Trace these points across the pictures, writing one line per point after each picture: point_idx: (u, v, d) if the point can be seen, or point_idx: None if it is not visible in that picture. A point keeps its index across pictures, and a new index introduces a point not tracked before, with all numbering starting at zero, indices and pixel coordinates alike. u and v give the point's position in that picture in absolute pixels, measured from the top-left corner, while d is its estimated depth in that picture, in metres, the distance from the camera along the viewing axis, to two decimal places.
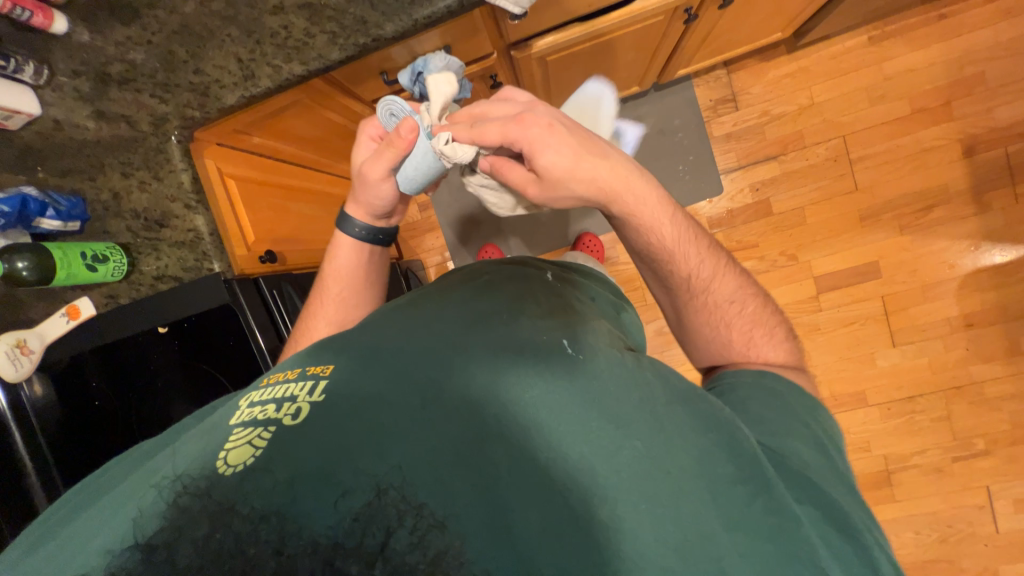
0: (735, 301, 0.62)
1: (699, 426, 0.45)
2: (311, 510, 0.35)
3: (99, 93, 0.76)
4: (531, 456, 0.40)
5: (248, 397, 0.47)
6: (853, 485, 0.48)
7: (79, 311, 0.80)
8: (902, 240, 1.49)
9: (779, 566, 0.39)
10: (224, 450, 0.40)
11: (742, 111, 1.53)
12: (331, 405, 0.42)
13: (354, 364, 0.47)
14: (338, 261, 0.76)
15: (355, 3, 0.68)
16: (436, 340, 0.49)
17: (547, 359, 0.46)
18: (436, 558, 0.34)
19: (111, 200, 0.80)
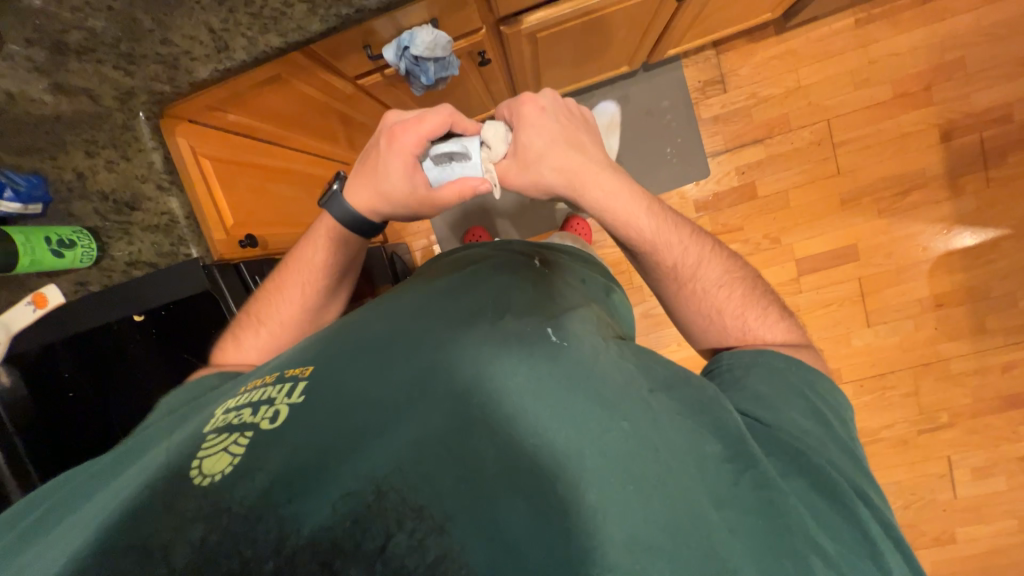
0: (725, 285, 0.62)
1: (685, 409, 0.45)
2: (308, 504, 0.35)
3: (55, 64, 0.68)
4: (519, 446, 0.39)
5: (223, 404, 0.47)
6: (851, 453, 0.48)
7: (46, 300, 0.76)
8: (880, 223, 1.52)
9: (776, 541, 0.38)
10: (198, 457, 0.40)
11: (730, 93, 1.53)
12: (312, 404, 0.42)
13: (334, 363, 0.46)
14: (316, 247, 0.70)
15: None
16: (421, 332, 0.48)
17: (531, 347, 0.46)
18: (437, 561, 0.33)
19: (76, 180, 0.76)
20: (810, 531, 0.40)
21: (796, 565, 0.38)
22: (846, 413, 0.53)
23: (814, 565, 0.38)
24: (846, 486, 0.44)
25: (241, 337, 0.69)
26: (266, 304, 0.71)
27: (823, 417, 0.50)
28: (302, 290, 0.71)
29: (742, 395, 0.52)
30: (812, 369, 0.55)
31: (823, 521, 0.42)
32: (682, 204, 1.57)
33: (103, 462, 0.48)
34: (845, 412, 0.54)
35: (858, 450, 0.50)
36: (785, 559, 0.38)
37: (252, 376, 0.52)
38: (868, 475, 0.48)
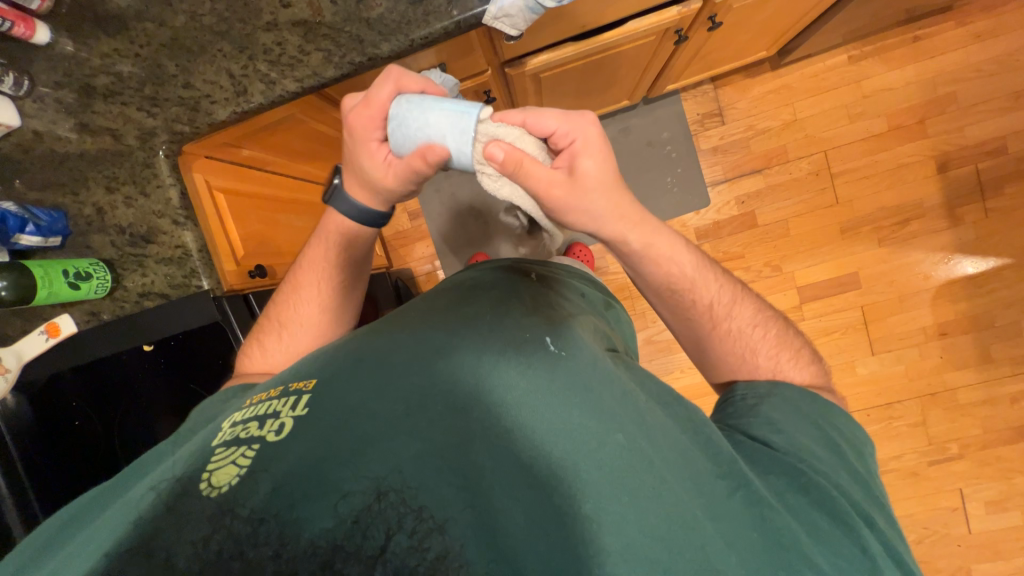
0: (757, 325, 0.63)
1: (678, 424, 0.46)
2: (307, 511, 0.35)
3: (83, 106, 0.75)
4: (516, 456, 0.40)
5: (231, 418, 0.46)
6: (859, 475, 0.48)
7: (59, 329, 0.78)
8: (880, 252, 1.54)
9: (770, 555, 0.39)
10: (208, 470, 0.39)
11: (728, 125, 1.57)
12: (317, 417, 0.42)
13: (337, 374, 0.46)
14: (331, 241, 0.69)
15: (351, 22, 0.68)
16: (423, 347, 0.49)
17: (529, 359, 0.47)
18: (436, 560, 0.34)
19: (95, 215, 0.77)
20: (806, 548, 0.40)
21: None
22: (862, 445, 0.52)
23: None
24: (850, 506, 0.44)
25: (263, 344, 0.68)
26: (284, 308, 0.70)
27: (835, 441, 0.50)
28: (321, 290, 0.69)
29: (754, 421, 0.52)
30: (835, 406, 0.55)
31: (827, 541, 0.41)
32: (683, 231, 1.59)
33: (118, 477, 0.48)
34: (864, 447, 0.52)
35: (879, 490, 0.48)
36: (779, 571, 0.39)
37: (261, 388, 0.51)
38: (878, 502, 0.47)
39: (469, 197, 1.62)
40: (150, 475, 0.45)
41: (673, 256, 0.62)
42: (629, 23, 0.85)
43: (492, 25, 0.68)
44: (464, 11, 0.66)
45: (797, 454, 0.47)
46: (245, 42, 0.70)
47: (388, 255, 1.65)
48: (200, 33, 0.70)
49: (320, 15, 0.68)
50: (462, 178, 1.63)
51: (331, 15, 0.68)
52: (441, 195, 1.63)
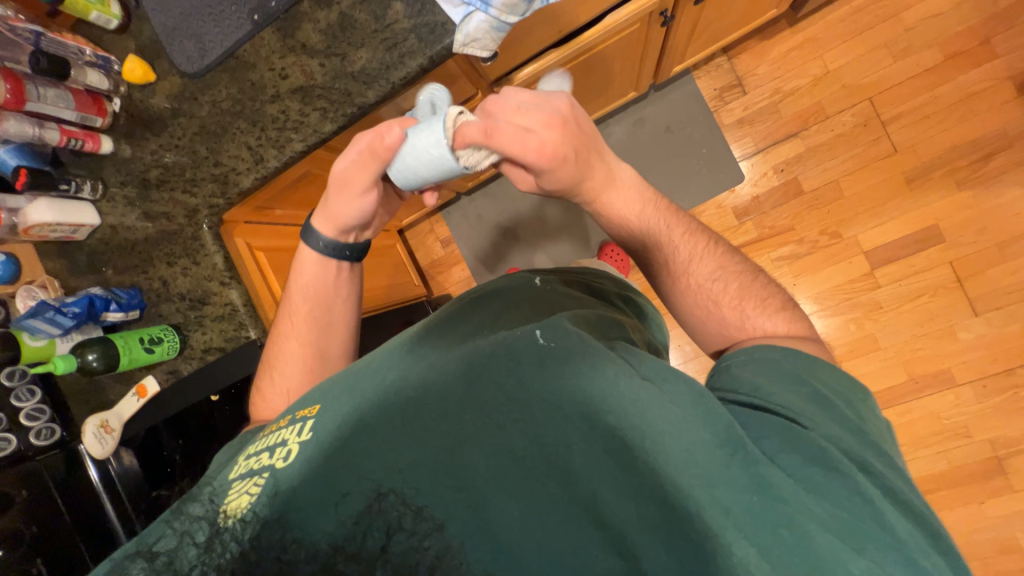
0: (718, 280, 0.58)
1: (678, 398, 0.41)
2: (314, 516, 0.40)
3: (143, 197, 0.88)
4: (503, 453, 0.40)
5: (245, 453, 0.49)
6: (860, 430, 0.44)
7: (145, 390, 0.90)
8: (962, 197, 1.34)
9: (769, 515, 0.36)
10: (224, 503, 0.42)
11: (751, 93, 1.47)
12: (320, 443, 0.44)
13: (337, 398, 0.48)
14: (301, 268, 0.73)
15: (339, 79, 0.74)
16: (415, 363, 0.49)
17: (516, 358, 0.44)
18: (437, 558, 0.37)
19: (161, 287, 0.90)
20: (805, 502, 0.37)
21: (795, 540, 0.35)
22: (855, 394, 0.47)
23: (817, 538, 0.35)
24: (843, 455, 0.40)
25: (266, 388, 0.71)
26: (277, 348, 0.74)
27: (820, 396, 0.45)
28: (304, 325, 0.72)
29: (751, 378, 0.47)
30: (813, 358, 0.49)
31: (827, 492, 0.38)
32: (721, 213, 1.49)
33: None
34: (852, 395, 0.47)
35: (888, 446, 0.44)
36: (782, 531, 0.35)
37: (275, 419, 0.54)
38: (879, 450, 0.42)
39: (494, 215, 1.66)
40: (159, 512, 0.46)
41: (629, 209, 0.62)
42: (607, 17, 0.85)
43: (464, 52, 0.71)
44: (435, 46, 0.69)
45: (790, 412, 0.43)
46: (257, 114, 0.79)
47: (427, 284, 1.72)
48: (222, 114, 0.81)
49: (313, 79, 0.75)
50: (486, 199, 1.67)
51: (322, 77, 0.75)
52: (468, 218, 1.69)
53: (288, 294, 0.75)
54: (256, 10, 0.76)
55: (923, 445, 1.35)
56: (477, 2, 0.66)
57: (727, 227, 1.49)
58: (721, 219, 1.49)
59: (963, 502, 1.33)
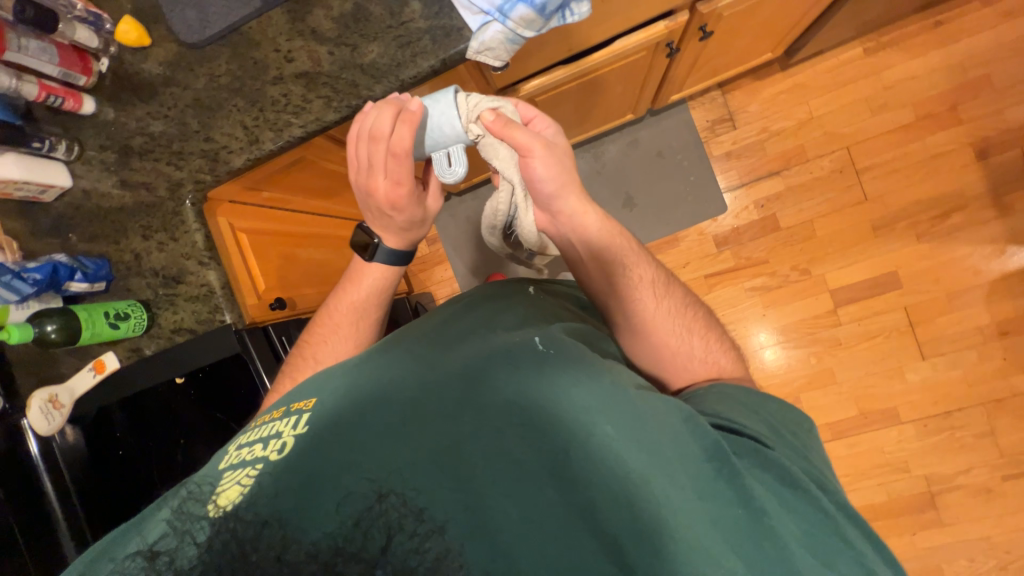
0: (686, 309, 0.65)
1: (667, 414, 0.44)
2: (310, 512, 0.37)
3: (123, 164, 0.83)
4: (506, 455, 0.40)
5: (231, 442, 0.46)
6: (821, 458, 0.48)
7: (104, 365, 0.86)
8: (920, 248, 1.44)
9: (750, 528, 0.39)
10: (213, 495, 0.39)
11: (741, 129, 1.53)
12: (317, 435, 0.42)
13: (333, 391, 0.47)
14: (363, 285, 0.74)
15: (347, 69, 0.73)
16: (415, 360, 0.49)
17: (519, 364, 0.46)
18: (436, 561, 0.36)
19: (133, 260, 0.85)
20: (781, 519, 0.40)
21: (770, 552, 0.38)
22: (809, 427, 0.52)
23: (790, 551, 0.39)
24: (816, 480, 0.44)
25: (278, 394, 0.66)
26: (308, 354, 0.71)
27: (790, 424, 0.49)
28: (354, 337, 0.73)
29: (727, 401, 0.50)
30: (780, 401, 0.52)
31: (802, 510, 0.41)
32: (702, 240, 1.54)
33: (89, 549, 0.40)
34: (802, 427, 0.50)
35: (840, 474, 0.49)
36: (762, 545, 0.38)
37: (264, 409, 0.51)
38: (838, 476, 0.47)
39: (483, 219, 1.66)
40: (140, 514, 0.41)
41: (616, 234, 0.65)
42: (616, 42, 0.87)
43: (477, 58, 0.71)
44: (448, 50, 0.69)
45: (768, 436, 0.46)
46: (257, 94, 0.77)
47: (408, 280, 1.71)
48: (220, 88, 0.78)
49: (320, 66, 0.74)
50: (476, 202, 1.68)
51: (329, 65, 0.74)
52: (457, 219, 1.68)
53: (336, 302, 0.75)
54: None
55: (866, 476, 1.43)
56: (495, 12, 0.66)
57: (706, 254, 1.55)
58: (701, 246, 1.54)
59: (897, 532, 1.42)
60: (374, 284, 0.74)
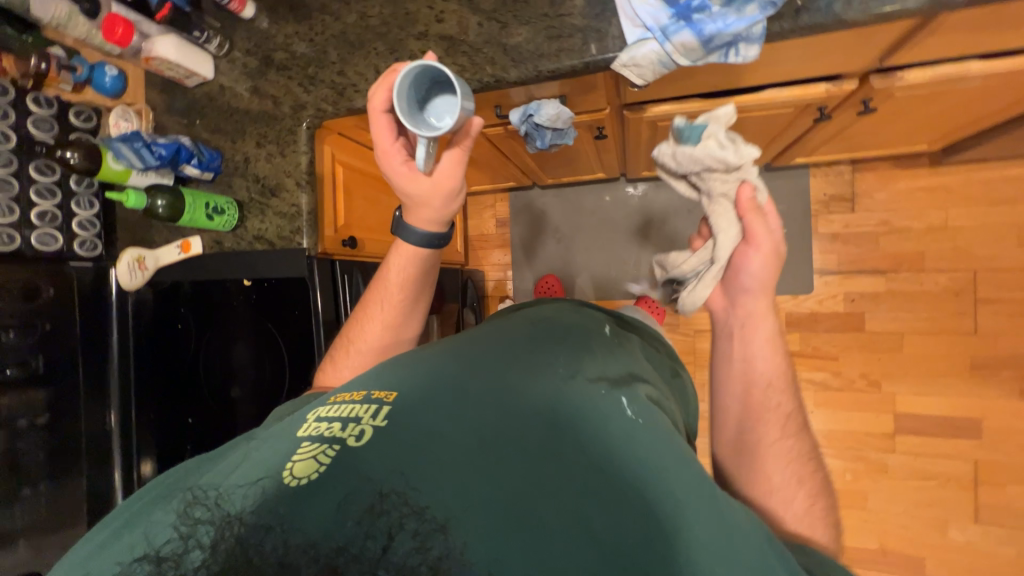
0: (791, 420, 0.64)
1: (755, 534, 0.40)
2: (356, 521, 0.36)
3: (260, 73, 0.88)
4: (583, 524, 0.36)
5: (311, 412, 0.47)
6: None
7: (189, 247, 0.93)
8: (1018, 405, 1.28)
9: None
10: (290, 461, 0.40)
11: (858, 214, 1.40)
12: (395, 433, 0.42)
13: (417, 391, 0.46)
14: (390, 268, 0.74)
15: (490, 45, 0.73)
16: (502, 386, 0.47)
17: (610, 427, 0.44)
18: (438, 561, 0.34)
19: (242, 162, 0.91)
20: None
21: None
22: None
23: None
24: None
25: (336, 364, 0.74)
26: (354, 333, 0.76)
27: None
28: (385, 315, 0.74)
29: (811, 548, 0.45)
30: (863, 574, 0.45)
31: None
32: (773, 313, 1.44)
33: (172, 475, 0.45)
34: None
35: None
36: None
37: (343, 385, 0.52)
38: None
39: (557, 219, 1.64)
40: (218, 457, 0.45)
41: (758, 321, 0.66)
42: (766, 90, 0.81)
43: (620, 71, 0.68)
44: (596, 54, 0.67)
45: None
46: (398, 45, 0.78)
47: (466, 253, 1.72)
48: (366, 30, 0.80)
49: (465, 35, 0.74)
50: (556, 200, 1.64)
51: (474, 36, 0.73)
52: (532, 211, 1.67)
53: (380, 279, 0.75)
54: None
55: None
56: (657, 31, 0.62)
57: None
58: None
59: None
60: (404, 269, 0.73)
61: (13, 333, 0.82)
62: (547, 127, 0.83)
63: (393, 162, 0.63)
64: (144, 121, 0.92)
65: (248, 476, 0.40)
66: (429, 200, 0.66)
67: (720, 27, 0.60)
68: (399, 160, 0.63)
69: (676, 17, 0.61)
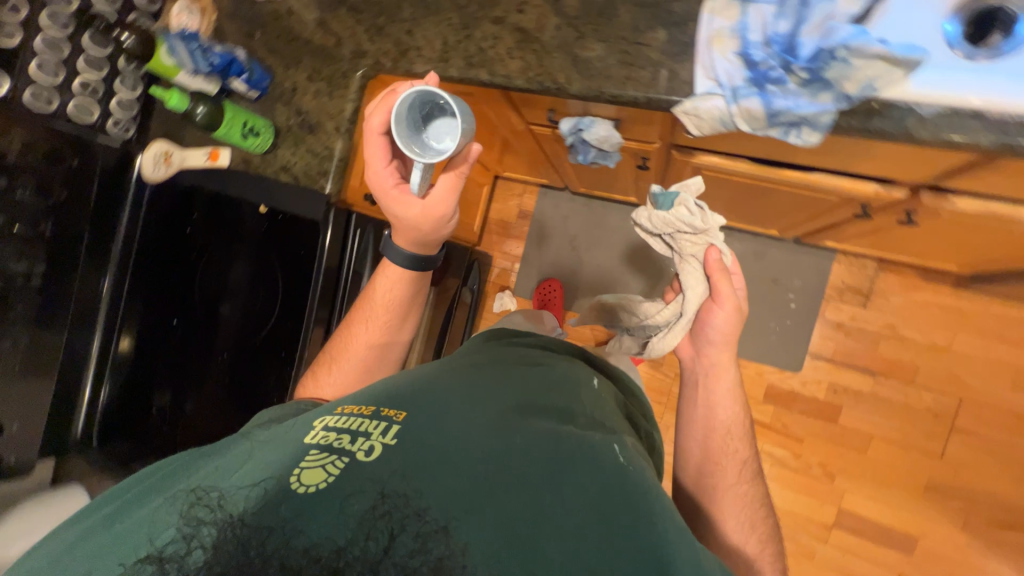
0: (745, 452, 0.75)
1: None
2: (360, 530, 0.38)
3: (330, 8, 0.87)
4: (571, 560, 0.38)
5: (317, 422, 0.49)
6: None
7: (216, 158, 0.94)
8: (958, 535, 1.30)
9: None
10: (299, 467, 0.43)
11: (869, 311, 1.40)
12: (401, 451, 0.44)
13: (424, 414, 0.49)
14: (380, 290, 0.82)
15: (561, 51, 0.71)
16: (501, 419, 0.49)
17: (603, 467, 0.45)
18: (437, 562, 0.37)
19: (288, 92, 0.91)
20: None
21: None
22: None
23: None
24: None
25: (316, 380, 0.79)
26: (338, 349, 0.82)
27: None
28: (372, 334, 0.82)
29: None
30: None
31: None
32: (756, 381, 1.46)
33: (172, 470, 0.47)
34: None
35: None
36: None
37: (350, 399, 0.55)
38: None
39: (578, 228, 1.63)
40: (222, 457, 0.47)
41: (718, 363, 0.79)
42: (816, 172, 0.80)
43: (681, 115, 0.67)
44: (662, 94, 0.66)
45: None
46: (473, 23, 0.77)
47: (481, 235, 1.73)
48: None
49: (540, 34, 0.73)
50: (582, 210, 1.63)
51: (548, 37, 0.72)
52: (556, 213, 1.66)
53: (370, 298, 0.83)
54: None
55: None
56: (727, 89, 0.62)
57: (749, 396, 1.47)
58: (752, 386, 1.46)
59: None
60: (395, 292, 0.81)
61: (23, 190, 0.84)
62: (593, 145, 0.87)
63: (386, 182, 0.70)
64: (206, 20, 0.90)
65: (252, 476, 0.43)
66: (430, 210, 0.70)
67: (790, 105, 0.59)
68: (390, 180, 0.69)
69: (750, 81, 0.61)
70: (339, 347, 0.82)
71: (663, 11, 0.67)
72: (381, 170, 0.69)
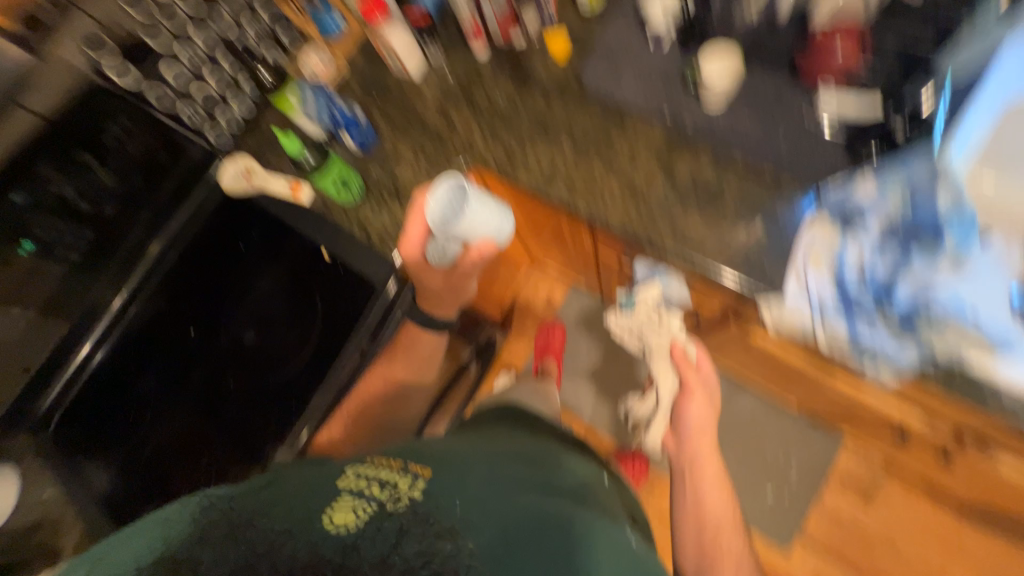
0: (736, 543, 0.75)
1: None
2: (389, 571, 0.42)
3: (455, 103, 0.94)
4: None
5: (342, 467, 0.52)
6: None
7: (297, 190, 0.94)
8: None
9: None
10: (330, 506, 0.47)
11: (913, 542, 1.21)
12: (433, 499, 0.49)
13: (448, 474, 0.53)
14: (396, 348, 0.91)
15: (661, 215, 0.76)
16: (516, 485, 0.55)
17: (619, 556, 0.51)
18: None
19: (389, 157, 0.94)
20: None
21: None
22: None
23: None
24: None
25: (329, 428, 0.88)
26: (347, 404, 0.89)
27: None
28: (389, 384, 0.89)
29: None
30: None
31: None
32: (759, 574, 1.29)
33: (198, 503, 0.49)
34: None
35: None
36: None
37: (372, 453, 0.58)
38: None
39: None
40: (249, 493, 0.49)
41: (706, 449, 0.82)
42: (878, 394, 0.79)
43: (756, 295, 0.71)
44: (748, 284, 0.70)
45: None
46: (585, 157, 0.82)
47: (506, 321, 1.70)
48: (567, 128, 0.85)
49: (646, 191, 0.77)
50: None
51: (652, 198, 0.77)
52: None
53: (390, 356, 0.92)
54: (670, 106, 0.79)
55: None
56: (814, 306, 0.67)
57: None
58: None
59: None
60: (412, 356, 0.91)
61: (105, 172, 0.90)
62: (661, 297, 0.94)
63: (415, 250, 0.81)
64: (337, 70, 0.99)
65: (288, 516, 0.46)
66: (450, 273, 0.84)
67: (869, 338, 0.66)
68: (421, 248, 0.80)
69: (836, 305, 0.67)
70: (347, 401, 0.89)
71: (768, 208, 0.71)
72: (416, 237, 0.79)
